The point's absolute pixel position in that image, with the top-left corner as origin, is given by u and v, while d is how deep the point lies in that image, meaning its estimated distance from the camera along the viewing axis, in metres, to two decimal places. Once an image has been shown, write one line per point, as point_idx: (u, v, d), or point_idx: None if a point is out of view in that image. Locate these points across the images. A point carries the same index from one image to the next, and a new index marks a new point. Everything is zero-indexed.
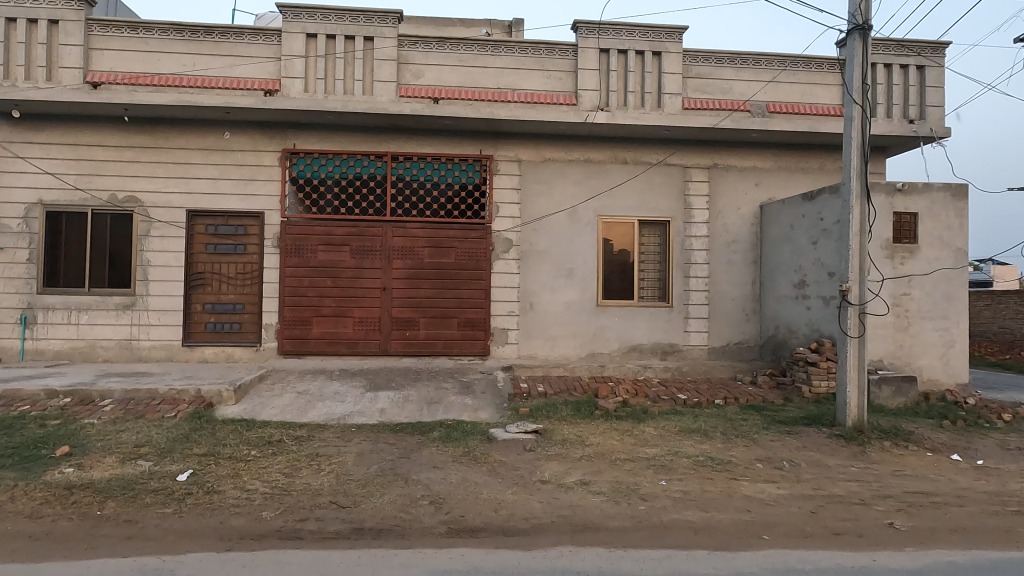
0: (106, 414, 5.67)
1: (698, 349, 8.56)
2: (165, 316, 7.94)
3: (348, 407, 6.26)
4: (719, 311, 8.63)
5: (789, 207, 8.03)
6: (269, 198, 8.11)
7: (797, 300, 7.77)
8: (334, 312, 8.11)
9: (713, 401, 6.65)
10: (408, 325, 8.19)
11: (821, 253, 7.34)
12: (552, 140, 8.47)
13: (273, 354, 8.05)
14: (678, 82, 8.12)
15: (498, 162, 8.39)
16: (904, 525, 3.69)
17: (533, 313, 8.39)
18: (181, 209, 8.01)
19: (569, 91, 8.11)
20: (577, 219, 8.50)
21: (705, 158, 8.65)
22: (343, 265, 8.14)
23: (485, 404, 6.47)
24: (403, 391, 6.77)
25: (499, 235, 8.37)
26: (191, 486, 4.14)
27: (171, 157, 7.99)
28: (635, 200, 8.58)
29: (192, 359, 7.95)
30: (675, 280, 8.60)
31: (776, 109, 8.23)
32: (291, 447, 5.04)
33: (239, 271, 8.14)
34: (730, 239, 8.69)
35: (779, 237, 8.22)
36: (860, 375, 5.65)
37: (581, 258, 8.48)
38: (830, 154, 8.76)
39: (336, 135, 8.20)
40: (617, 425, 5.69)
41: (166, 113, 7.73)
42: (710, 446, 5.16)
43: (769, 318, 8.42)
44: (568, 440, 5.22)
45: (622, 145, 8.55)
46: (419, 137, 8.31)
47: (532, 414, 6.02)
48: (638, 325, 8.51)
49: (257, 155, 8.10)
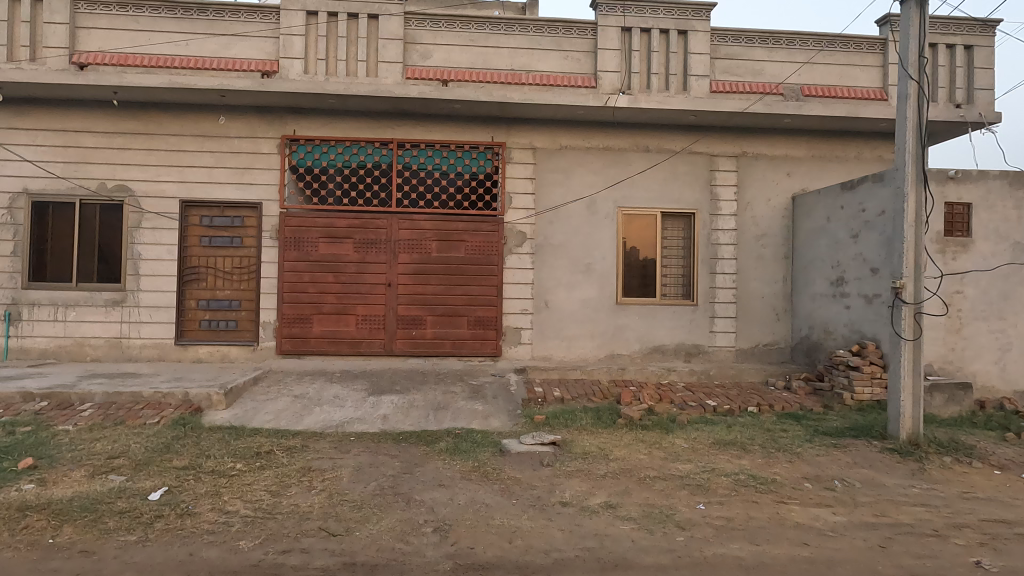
0: (83, 419, 5.19)
1: (725, 351, 7.99)
2: (157, 313, 7.47)
3: (348, 413, 5.75)
4: (748, 310, 8.05)
5: (826, 197, 7.44)
6: (267, 188, 7.62)
7: (835, 299, 7.18)
8: (336, 310, 7.61)
9: (745, 409, 6.08)
10: (414, 324, 7.68)
11: (863, 247, 6.75)
12: (570, 126, 7.92)
13: (271, 354, 7.57)
14: (705, 63, 7.53)
15: (511, 150, 7.85)
16: (994, 565, 3.11)
17: (548, 312, 7.85)
18: (174, 199, 7.54)
19: (588, 73, 7.55)
20: (595, 211, 7.94)
21: (733, 146, 8.06)
22: (346, 259, 7.64)
23: (497, 410, 5.94)
24: (408, 395, 6.26)
25: (512, 227, 7.83)
26: (162, 507, 3.63)
27: (164, 144, 7.51)
28: (658, 190, 8.02)
29: (185, 358, 7.49)
30: (701, 277, 8.03)
31: (811, 93, 7.66)
32: (281, 460, 4.52)
33: (235, 266, 7.65)
34: (759, 233, 8.10)
35: (813, 230, 7.63)
36: (916, 383, 5.06)
37: (599, 253, 7.92)
38: (868, 142, 8.15)
39: (338, 120, 7.69)
40: (643, 436, 5.13)
41: (158, 97, 7.25)
42: (749, 461, 4.60)
43: (802, 318, 7.84)
44: (590, 454, 4.67)
45: (645, 132, 7.98)
46: (427, 122, 7.78)
47: (549, 423, 5.48)
48: (661, 324, 7.94)
49: (255, 141, 7.61)
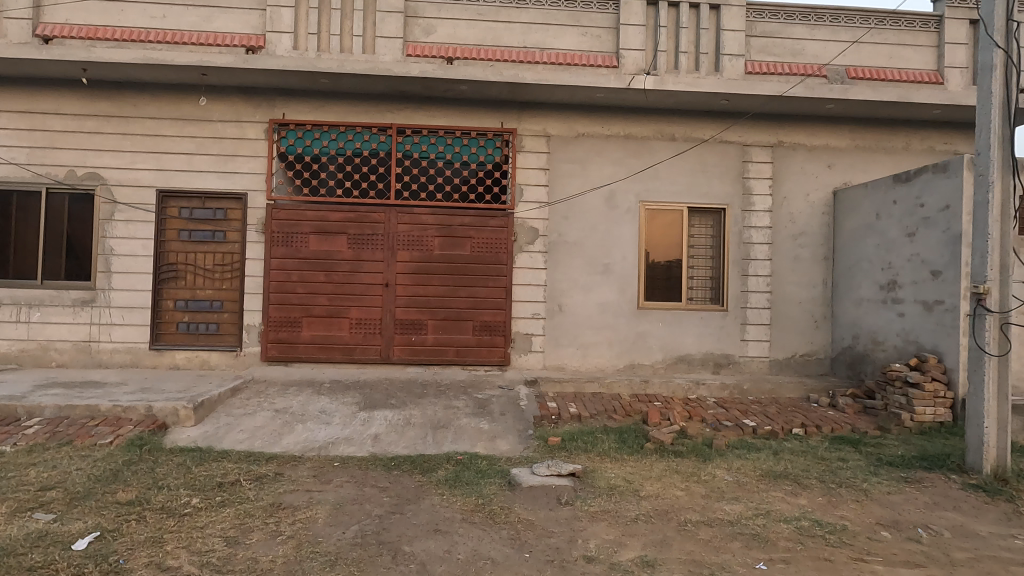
0: (25, 438, 4.47)
1: (758, 362, 7.22)
2: (130, 315, 6.77)
3: (334, 432, 5.01)
4: (784, 317, 7.26)
5: (874, 191, 6.66)
6: (253, 177, 6.91)
7: (886, 305, 6.40)
8: (327, 312, 6.88)
9: (789, 431, 5.30)
10: (414, 329, 6.93)
11: (920, 247, 5.97)
12: (588, 112, 7.17)
13: (255, 361, 6.85)
14: (739, 41, 6.76)
15: (522, 137, 7.10)
16: None
17: (561, 317, 7.09)
18: (150, 189, 6.83)
19: (610, 52, 6.80)
20: (615, 206, 7.18)
21: (767, 135, 7.30)
22: (339, 257, 6.91)
23: (505, 429, 5.18)
24: (405, 410, 5.51)
25: (523, 223, 7.09)
26: (84, 561, 2.89)
27: (140, 128, 6.81)
28: (684, 183, 7.25)
29: (161, 365, 6.78)
30: (731, 280, 7.24)
31: (857, 75, 6.88)
32: (247, 493, 3.78)
33: (216, 263, 6.93)
34: (797, 231, 7.31)
35: (859, 229, 6.84)
36: (1003, 407, 4.25)
37: (619, 252, 7.16)
38: (918, 132, 7.37)
39: (332, 103, 6.96)
40: (677, 465, 4.36)
41: (132, 75, 6.55)
42: (808, 501, 3.83)
43: (844, 327, 7.05)
44: (616, 489, 3.91)
45: (671, 118, 7.22)
46: (430, 106, 7.04)
47: (565, 447, 4.72)
48: (687, 331, 7.17)
49: (240, 126, 6.90)
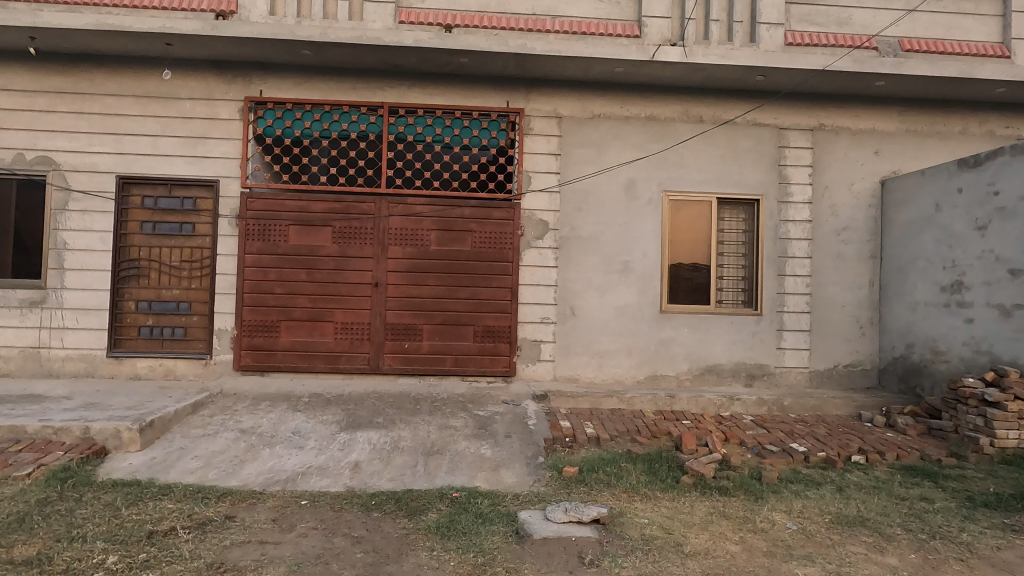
0: None
1: (797, 374, 6.38)
2: (85, 318, 5.96)
3: (307, 459, 4.19)
4: (826, 322, 6.43)
5: (933, 179, 5.83)
6: (226, 162, 6.11)
7: (948, 309, 5.59)
8: (309, 315, 6.08)
9: (848, 458, 4.47)
10: (407, 334, 6.12)
11: (994, 242, 5.19)
12: (605, 90, 6.35)
13: (226, 370, 6.03)
14: (778, 8, 5.95)
15: (530, 119, 6.29)
16: None
17: (574, 321, 6.26)
18: (109, 175, 6.04)
19: (630, 20, 6.00)
20: (635, 196, 6.35)
21: (806, 117, 6.47)
22: (322, 253, 6.10)
23: (512, 455, 4.35)
24: (392, 431, 4.69)
25: (531, 215, 6.27)
26: None
27: (97, 106, 6.02)
28: (714, 171, 6.42)
29: (119, 375, 5.97)
30: (766, 280, 6.40)
31: (911, 48, 6.04)
32: (182, 548, 2.95)
33: (183, 260, 6.12)
34: (840, 225, 6.48)
35: (914, 222, 6.01)
36: None
37: (640, 248, 6.33)
38: (976, 114, 6.54)
39: (315, 79, 6.17)
40: (725, 507, 3.53)
41: (87, 46, 5.76)
42: (901, 561, 2.97)
43: (895, 334, 6.20)
44: (653, 542, 3.08)
45: (699, 98, 6.40)
46: (426, 83, 6.24)
47: (583, 480, 3.90)
48: (716, 338, 6.33)
49: (212, 104, 6.10)
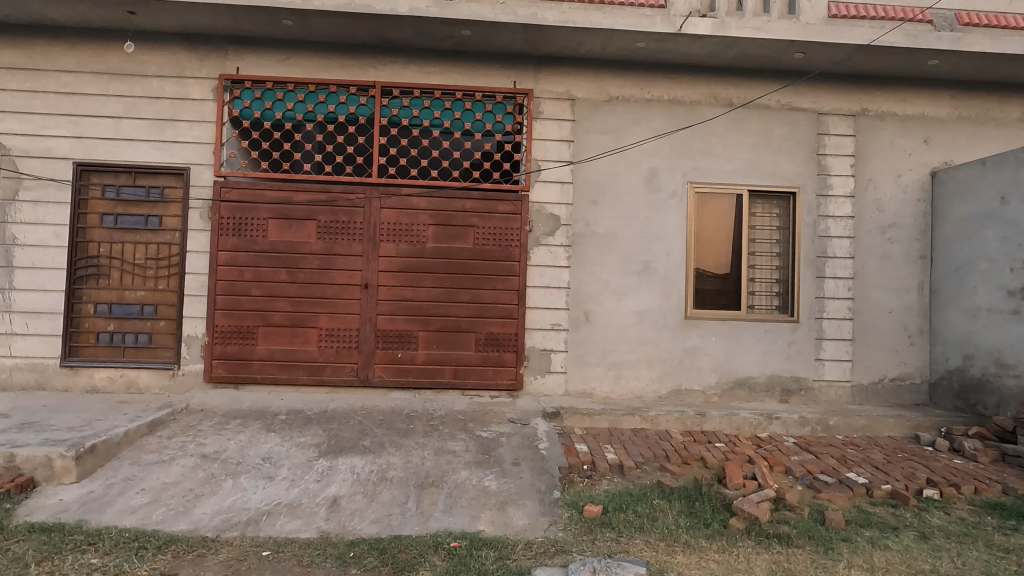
0: None
1: (838, 388, 5.68)
2: (36, 322, 5.27)
3: (275, 495, 3.48)
4: (870, 329, 5.73)
5: (996, 169, 5.14)
6: (198, 148, 5.43)
7: (1017, 316, 4.90)
8: (290, 320, 5.38)
9: (920, 493, 3.77)
10: (400, 342, 5.43)
11: None
12: (624, 69, 5.67)
13: (196, 383, 5.33)
14: None
15: (539, 101, 5.62)
16: None
17: (588, 329, 5.57)
18: (65, 162, 5.35)
19: None
20: (657, 188, 5.67)
21: (848, 101, 5.80)
22: (306, 250, 5.42)
23: (522, 489, 3.65)
24: (380, 458, 3.98)
25: (540, 209, 5.59)
26: None
27: (54, 84, 5.35)
28: (745, 160, 5.73)
29: (74, 388, 5.27)
30: (804, 283, 5.70)
31: (970, 21, 5.35)
32: None
33: (149, 257, 5.43)
34: (886, 222, 5.78)
35: (973, 217, 5.32)
36: None
37: (662, 247, 5.65)
38: None
39: (299, 55, 5.49)
40: (790, 564, 2.82)
41: (40, 15, 5.09)
42: None
43: (950, 344, 5.51)
44: None
45: (729, 79, 5.72)
46: (424, 61, 5.57)
47: (610, 524, 3.19)
48: (748, 347, 5.64)
49: (183, 83, 5.43)
